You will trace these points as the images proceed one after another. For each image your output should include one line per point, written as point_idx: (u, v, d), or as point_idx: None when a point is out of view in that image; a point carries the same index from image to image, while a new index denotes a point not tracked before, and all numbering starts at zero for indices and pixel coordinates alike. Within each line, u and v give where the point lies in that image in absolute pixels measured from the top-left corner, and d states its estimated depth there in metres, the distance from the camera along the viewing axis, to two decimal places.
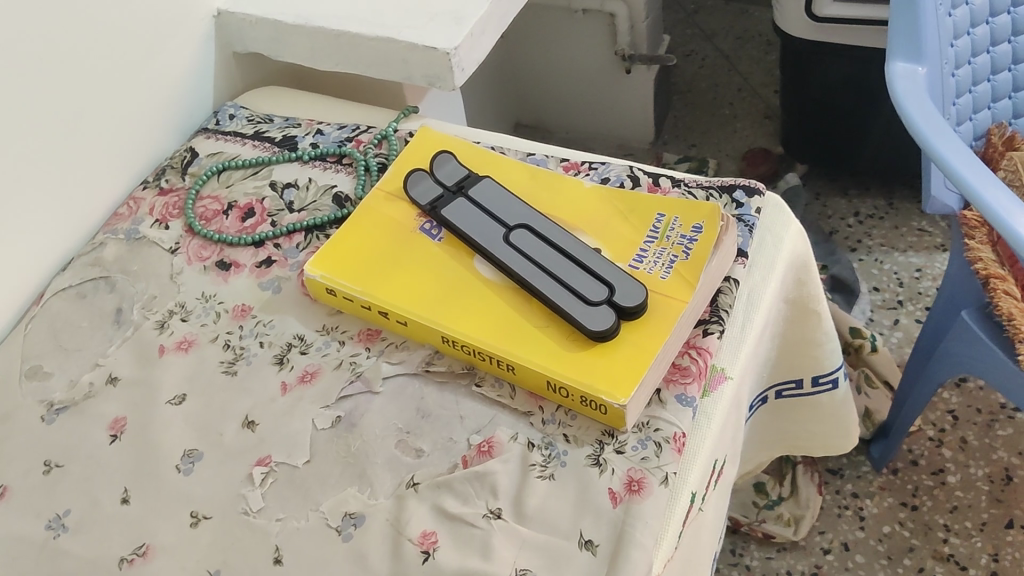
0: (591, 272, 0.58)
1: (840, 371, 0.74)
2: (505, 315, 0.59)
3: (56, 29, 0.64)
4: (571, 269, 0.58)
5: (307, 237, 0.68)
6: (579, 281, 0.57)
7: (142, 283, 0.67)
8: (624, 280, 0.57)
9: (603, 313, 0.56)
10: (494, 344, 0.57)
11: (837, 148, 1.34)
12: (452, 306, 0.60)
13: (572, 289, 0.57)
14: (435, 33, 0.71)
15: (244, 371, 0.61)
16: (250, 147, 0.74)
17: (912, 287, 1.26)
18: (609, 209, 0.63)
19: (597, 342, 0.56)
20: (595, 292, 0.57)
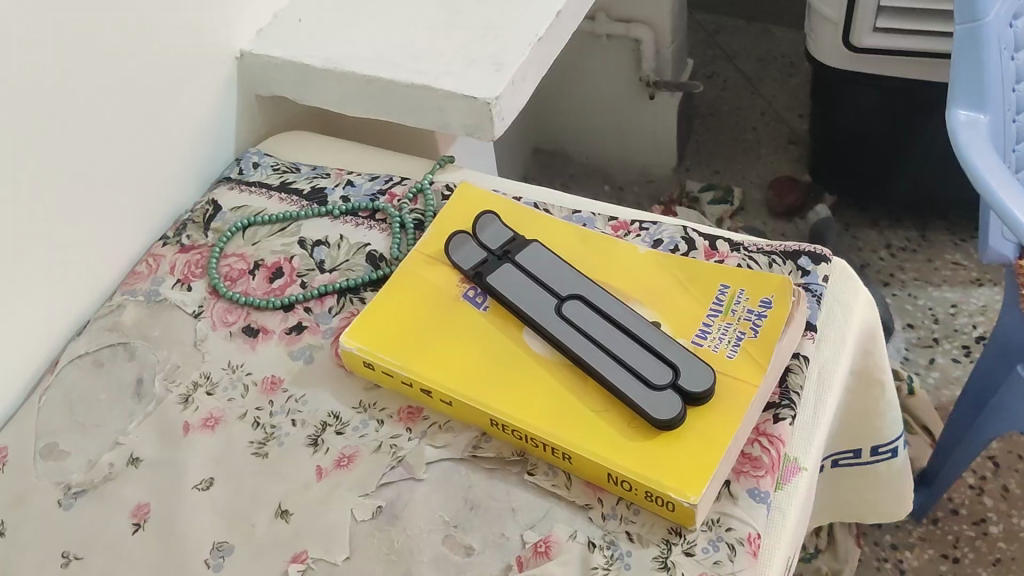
0: (654, 351, 0.53)
1: (900, 439, 0.69)
2: (559, 395, 0.54)
3: (73, 79, 0.60)
4: (632, 347, 0.54)
5: (340, 300, 0.64)
6: (640, 362, 0.53)
7: (164, 350, 0.62)
8: (689, 360, 0.53)
9: (668, 399, 0.52)
10: (548, 429, 0.52)
11: (868, 178, 1.30)
12: (500, 384, 0.55)
13: (634, 370, 0.53)
14: (474, 81, 0.67)
15: (276, 453, 0.57)
16: (276, 200, 0.70)
17: (948, 323, 1.22)
18: (669, 277, 0.58)
19: (662, 429, 0.51)
20: (660, 374, 0.52)
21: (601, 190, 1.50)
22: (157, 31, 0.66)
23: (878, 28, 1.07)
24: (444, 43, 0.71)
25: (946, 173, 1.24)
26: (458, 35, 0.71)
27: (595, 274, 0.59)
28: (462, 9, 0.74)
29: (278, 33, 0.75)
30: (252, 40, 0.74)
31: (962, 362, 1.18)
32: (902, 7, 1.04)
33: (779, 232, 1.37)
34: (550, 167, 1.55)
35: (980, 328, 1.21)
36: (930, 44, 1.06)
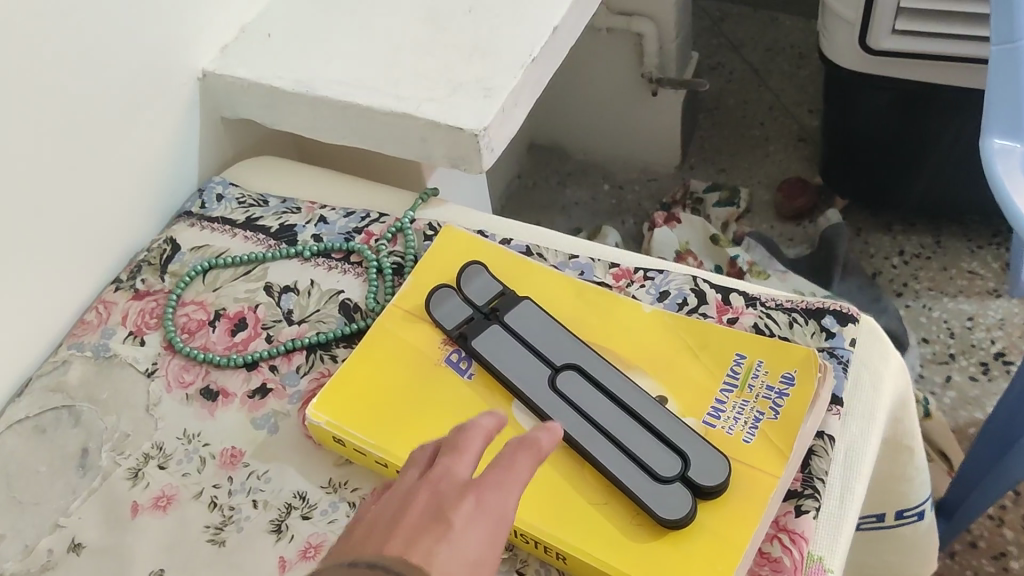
0: (661, 436, 0.47)
1: (928, 501, 0.63)
2: (553, 483, 0.47)
3: (12, 116, 0.53)
4: (636, 431, 0.47)
5: (309, 358, 0.57)
6: (645, 449, 0.46)
7: (113, 416, 0.56)
8: (701, 448, 0.47)
9: (677, 492, 0.45)
10: (542, 526, 0.46)
11: (882, 182, 1.23)
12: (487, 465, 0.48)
13: (638, 458, 0.46)
14: (460, 109, 0.60)
15: (234, 541, 0.50)
16: (241, 239, 0.64)
17: (964, 338, 1.16)
18: (678, 342, 0.52)
19: (669, 527, 0.45)
20: (667, 466, 0.46)
21: (600, 189, 1.42)
22: (110, 56, 0.58)
23: (896, 29, 1.00)
24: (426, 64, 0.64)
25: (965, 179, 1.17)
26: (442, 55, 0.64)
27: (593, 339, 0.52)
28: (448, 24, 0.67)
29: (246, 50, 0.68)
30: (216, 58, 0.67)
31: (980, 380, 1.12)
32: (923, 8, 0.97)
33: (787, 236, 1.30)
34: (546, 165, 1.47)
35: (999, 342, 1.15)
36: (954, 47, 0.98)
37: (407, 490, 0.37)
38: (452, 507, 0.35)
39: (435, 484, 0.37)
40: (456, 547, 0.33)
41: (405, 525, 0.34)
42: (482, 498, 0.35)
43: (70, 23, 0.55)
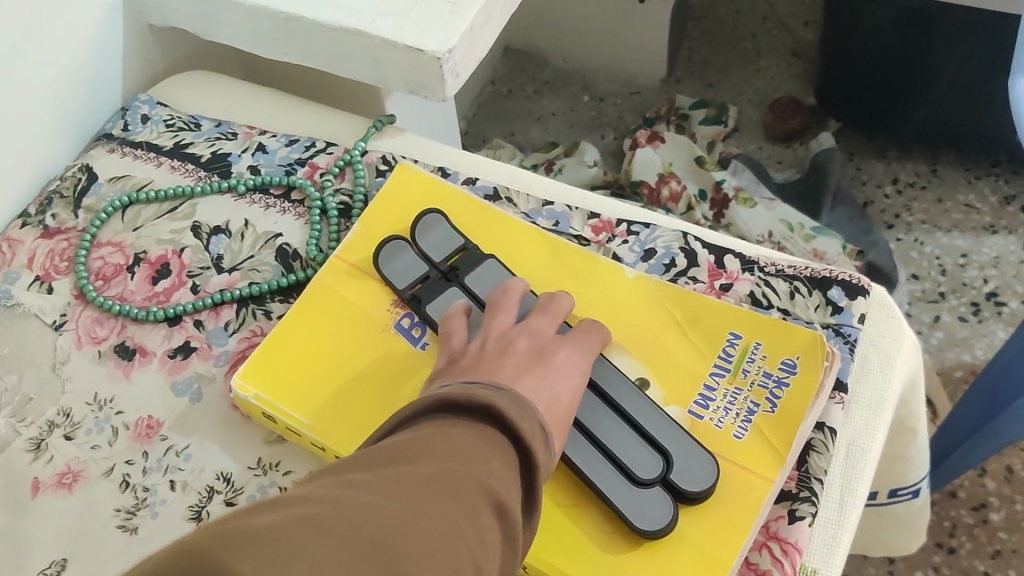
0: (644, 436, 0.40)
1: (925, 479, 0.57)
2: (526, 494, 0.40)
3: None
4: (615, 430, 0.41)
5: (239, 313, 0.50)
6: (623, 449, 0.40)
7: (15, 375, 0.49)
8: (685, 446, 0.40)
9: (660, 493, 0.39)
10: None
11: (879, 106, 1.15)
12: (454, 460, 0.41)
13: (614, 457, 0.40)
14: (419, 29, 0.51)
15: (147, 528, 0.44)
16: (166, 169, 0.56)
17: (956, 276, 1.10)
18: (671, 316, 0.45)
19: (647, 537, 0.38)
20: (648, 466, 0.39)
21: (579, 100, 1.32)
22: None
23: None
24: None
25: (969, 107, 1.09)
26: None
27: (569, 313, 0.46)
28: None
29: None
30: None
31: (970, 321, 1.06)
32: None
33: (775, 158, 1.22)
34: (522, 71, 1.37)
35: (992, 282, 1.09)
36: None
37: (503, 330, 0.41)
38: (551, 351, 0.39)
39: (528, 328, 0.41)
40: (552, 391, 0.37)
41: (511, 357, 0.38)
42: (574, 353, 0.40)
43: None
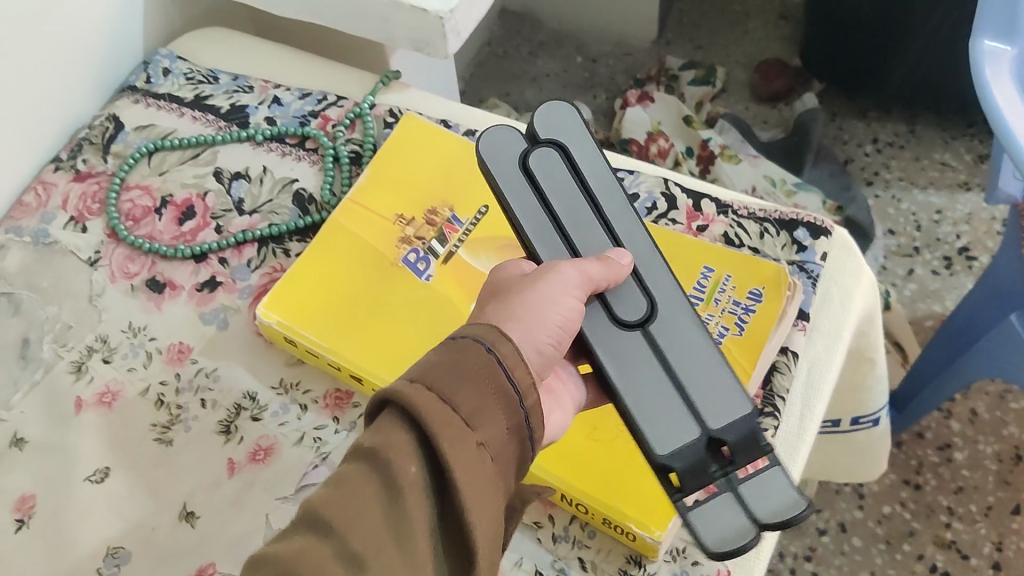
0: (527, 184, 0.40)
1: (885, 408, 0.63)
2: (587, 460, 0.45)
3: None
4: (570, 205, 0.41)
5: (260, 251, 0.55)
6: (555, 186, 0.40)
7: (55, 306, 0.54)
8: (491, 147, 0.40)
9: (561, 126, 0.41)
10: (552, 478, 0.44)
11: (861, 69, 1.20)
12: (656, 376, 0.39)
13: (579, 170, 0.41)
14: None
15: (181, 440, 0.50)
16: (189, 119, 0.60)
17: (930, 231, 1.15)
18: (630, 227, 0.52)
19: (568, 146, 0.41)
20: (551, 157, 0.40)
21: (572, 61, 1.36)
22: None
23: None
24: None
25: (946, 68, 1.14)
26: None
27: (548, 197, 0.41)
28: None
29: None
30: None
31: (942, 274, 1.11)
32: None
33: (761, 118, 1.27)
34: (517, 33, 1.41)
35: (964, 237, 1.14)
36: None
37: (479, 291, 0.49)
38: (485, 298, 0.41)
39: None
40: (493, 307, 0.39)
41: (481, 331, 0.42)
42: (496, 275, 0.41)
43: None
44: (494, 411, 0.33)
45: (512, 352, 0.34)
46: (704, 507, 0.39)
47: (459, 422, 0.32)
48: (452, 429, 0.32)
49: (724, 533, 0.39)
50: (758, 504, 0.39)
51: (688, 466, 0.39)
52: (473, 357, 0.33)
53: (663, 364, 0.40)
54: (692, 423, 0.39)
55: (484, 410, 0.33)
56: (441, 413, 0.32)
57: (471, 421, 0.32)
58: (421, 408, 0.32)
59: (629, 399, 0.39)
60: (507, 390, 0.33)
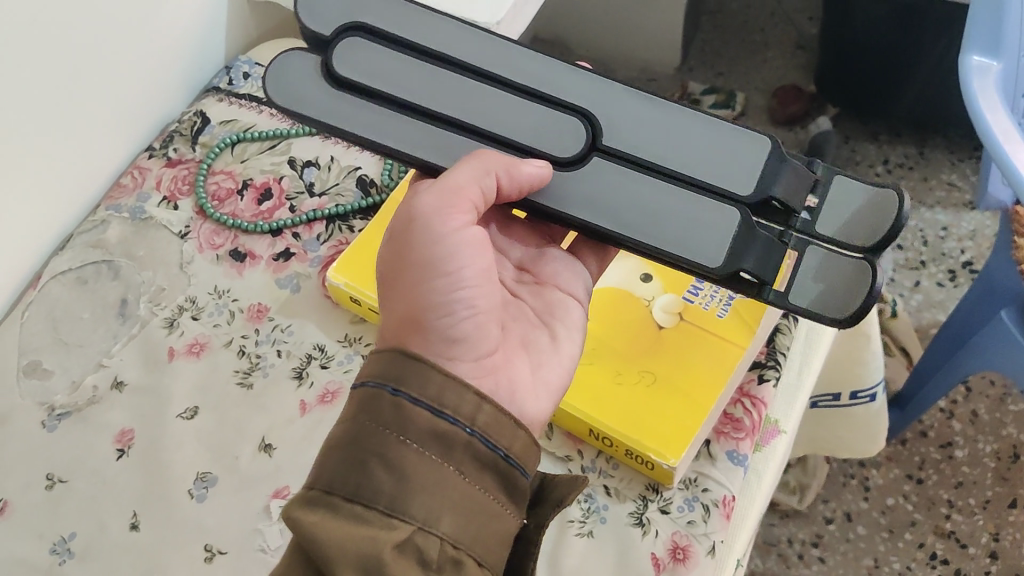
0: (347, 93, 0.43)
1: (881, 384, 0.69)
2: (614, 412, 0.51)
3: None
4: (404, 78, 0.43)
5: (328, 227, 0.63)
6: (370, 78, 0.43)
7: (150, 271, 0.62)
8: (300, 88, 0.44)
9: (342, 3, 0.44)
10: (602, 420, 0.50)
11: (874, 93, 1.27)
12: (649, 195, 0.41)
13: (393, 37, 0.43)
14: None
15: (261, 385, 0.57)
16: (267, 116, 0.69)
17: (936, 247, 1.22)
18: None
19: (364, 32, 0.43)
20: (352, 45, 0.43)
21: None
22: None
23: None
24: None
25: (954, 94, 1.21)
26: None
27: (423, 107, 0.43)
28: None
29: None
30: None
31: (947, 286, 1.18)
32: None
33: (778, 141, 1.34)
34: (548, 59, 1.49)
35: (968, 252, 1.21)
36: None
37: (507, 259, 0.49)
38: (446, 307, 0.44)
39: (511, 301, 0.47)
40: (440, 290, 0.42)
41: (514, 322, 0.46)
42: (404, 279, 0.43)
43: None
44: (416, 483, 0.34)
45: (415, 385, 0.36)
46: (802, 280, 0.41)
47: (381, 515, 0.33)
48: (374, 527, 0.33)
49: (840, 287, 0.40)
50: (844, 233, 0.41)
51: (754, 261, 0.40)
52: (381, 404, 0.36)
53: (676, 186, 0.41)
54: (720, 206, 0.41)
55: (405, 488, 0.34)
56: (349, 524, 0.33)
57: (391, 504, 0.34)
58: (332, 522, 0.33)
59: (640, 234, 0.41)
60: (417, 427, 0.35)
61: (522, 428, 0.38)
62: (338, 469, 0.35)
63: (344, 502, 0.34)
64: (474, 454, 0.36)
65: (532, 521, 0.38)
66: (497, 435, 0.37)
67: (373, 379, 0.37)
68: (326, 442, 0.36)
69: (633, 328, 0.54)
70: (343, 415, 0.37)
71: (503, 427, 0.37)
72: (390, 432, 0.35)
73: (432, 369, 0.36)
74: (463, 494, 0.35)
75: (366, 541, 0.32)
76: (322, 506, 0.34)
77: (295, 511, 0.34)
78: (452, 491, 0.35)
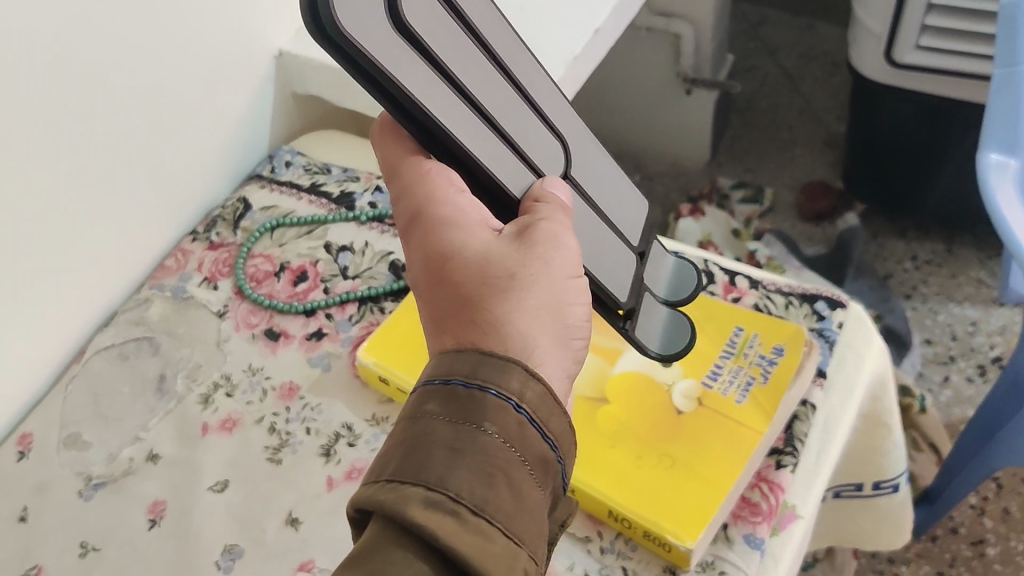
0: (410, 50, 0.35)
1: (903, 475, 0.69)
2: (642, 486, 0.52)
3: (130, 88, 0.60)
4: (462, 57, 0.37)
5: (360, 308, 0.66)
6: (446, 45, 0.36)
7: (187, 348, 0.65)
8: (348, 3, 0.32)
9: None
10: (622, 502, 0.51)
11: (901, 191, 1.25)
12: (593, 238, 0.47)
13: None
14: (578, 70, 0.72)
15: (289, 460, 0.58)
16: (306, 202, 0.72)
17: (965, 342, 1.22)
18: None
19: None
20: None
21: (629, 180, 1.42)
22: (214, 29, 0.65)
23: (920, 45, 0.99)
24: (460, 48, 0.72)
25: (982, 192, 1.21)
26: None
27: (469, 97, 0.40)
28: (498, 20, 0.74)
29: None
30: (291, 39, 0.74)
31: (976, 381, 1.18)
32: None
33: (806, 235, 1.32)
34: None
35: (997, 348, 1.20)
36: (977, 65, 0.98)
37: None
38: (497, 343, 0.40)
39: None
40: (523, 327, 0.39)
41: None
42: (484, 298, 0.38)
43: (181, 10, 0.62)
44: (528, 509, 0.31)
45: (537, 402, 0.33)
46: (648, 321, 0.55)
47: (505, 537, 0.30)
48: (497, 546, 0.29)
49: (667, 332, 0.56)
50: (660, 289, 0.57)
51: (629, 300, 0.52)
52: (510, 419, 0.32)
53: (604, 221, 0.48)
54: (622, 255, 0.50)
55: (521, 512, 0.31)
56: (482, 541, 0.29)
57: (512, 528, 0.30)
58: (459, 530, 0.29)
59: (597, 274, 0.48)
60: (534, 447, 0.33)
61: None
62: (465, 476, 0.30)
63: (471, 514, 0.29)
64: (553, 490, 0.34)
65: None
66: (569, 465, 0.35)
67: (494, 385, 0.32)
68: (429, 439, 0.31)
69: (653, 411, 0.56)
70: (449, 411, 0.32)
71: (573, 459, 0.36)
72: (513, 449, 0.32)
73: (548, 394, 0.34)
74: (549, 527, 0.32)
75: (506, 565, 0.29)
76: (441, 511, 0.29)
77: (429, 515, 0.28)
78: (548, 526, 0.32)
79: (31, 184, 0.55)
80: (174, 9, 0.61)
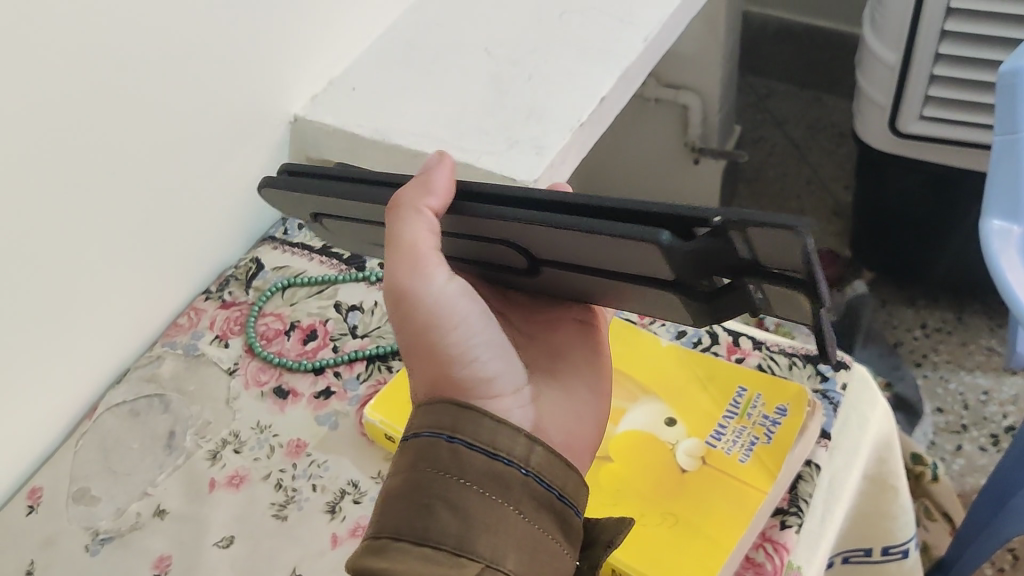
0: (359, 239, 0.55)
1: (912, 541, 0.68)
2: (646, 539, 0.52)
3: (147, 151, 0.62)
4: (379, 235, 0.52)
5: (368, 367, 0.67)
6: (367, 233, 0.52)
7: (197, 406, 0.65)
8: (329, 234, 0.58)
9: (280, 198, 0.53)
10: (625, 558, 0.51)
11: (909, 259, 1.25)
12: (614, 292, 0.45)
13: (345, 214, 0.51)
14: (584, 136, 0.73)
15: (295, 516, 0.58)
16: (317, 263, 0.74)
17: (977, 411, 1.21)
18: (659, 368, 0.62)
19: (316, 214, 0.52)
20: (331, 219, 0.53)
21: None
22: (230, 96, 0.67)
23: (924, 115, 1.01)
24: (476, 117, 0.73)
25: None
26: (502, 115, 0.73)
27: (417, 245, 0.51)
28: (507, 88, 0.76)
29: (331, 100, 0.77)
30: (306, 106, 0.76)
31: (989, 451, 1.17)
32: (961, 56, 0.95)
33: None
34: None
35: (1010, 417, 1.20)
36: (980, 135, 0.99)
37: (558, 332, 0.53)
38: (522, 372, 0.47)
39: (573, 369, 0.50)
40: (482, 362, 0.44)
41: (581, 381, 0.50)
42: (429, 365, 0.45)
43: (199, 77, 0.64)
44: (479, 526, 0.37)
45: (473, 431, 0.39)
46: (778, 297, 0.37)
47: (452, 556, 0.36)
48: (443, 568, 0.36)
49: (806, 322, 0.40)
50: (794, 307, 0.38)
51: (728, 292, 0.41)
52: (442, 453, 0.38)
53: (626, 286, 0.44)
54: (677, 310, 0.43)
55: (469, 530, 0.37)
56: (421, 564, 0.36)
57: (460, 546, 0.36)
58: (400, 564, 0.36)
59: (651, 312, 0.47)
60: (485, 471, 0.38)
61: (574, 468, 0.41)
62: (409, 513, 0.38)
63: (412, 545, 0.37)
64: (533, 493, 0.38)
65: (585, 562, 0.42)
66: (551, 474, 0.40)
67: (428, 427, 0.40)
68: (387, 489, 0.39)
69: (658, 471, 0.56)
70: (404, 463, 0.40)
71: (554, 466, 0.40)
72: (450, 477, 0.38)
73: (483, 416, 0.39)
74: (524, 533, 0.38)
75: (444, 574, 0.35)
76: (390, 551, 0.37)
77: (372, 562, 0.36)
78: (529, 533, 0.38)
79: (46, 243, 0.57)
80: (192, 75, 0.63)
